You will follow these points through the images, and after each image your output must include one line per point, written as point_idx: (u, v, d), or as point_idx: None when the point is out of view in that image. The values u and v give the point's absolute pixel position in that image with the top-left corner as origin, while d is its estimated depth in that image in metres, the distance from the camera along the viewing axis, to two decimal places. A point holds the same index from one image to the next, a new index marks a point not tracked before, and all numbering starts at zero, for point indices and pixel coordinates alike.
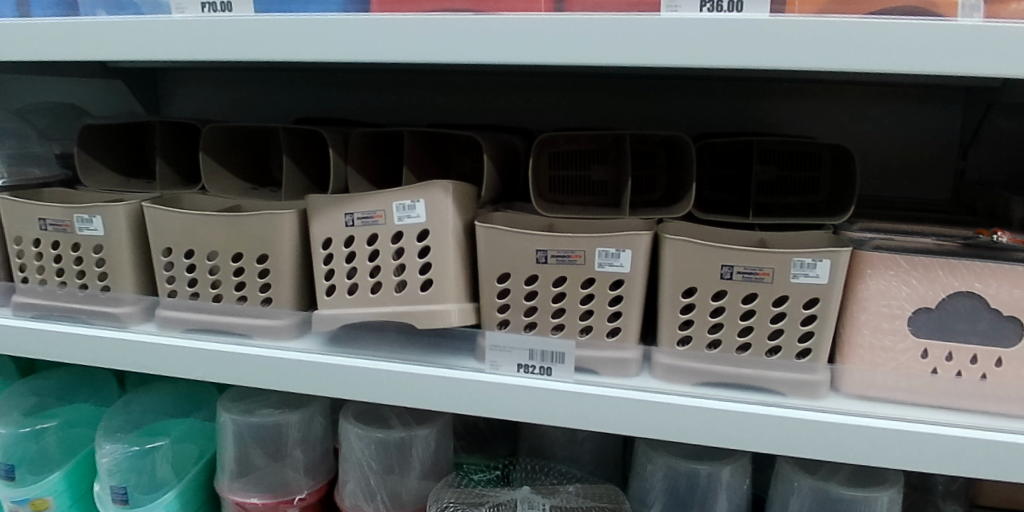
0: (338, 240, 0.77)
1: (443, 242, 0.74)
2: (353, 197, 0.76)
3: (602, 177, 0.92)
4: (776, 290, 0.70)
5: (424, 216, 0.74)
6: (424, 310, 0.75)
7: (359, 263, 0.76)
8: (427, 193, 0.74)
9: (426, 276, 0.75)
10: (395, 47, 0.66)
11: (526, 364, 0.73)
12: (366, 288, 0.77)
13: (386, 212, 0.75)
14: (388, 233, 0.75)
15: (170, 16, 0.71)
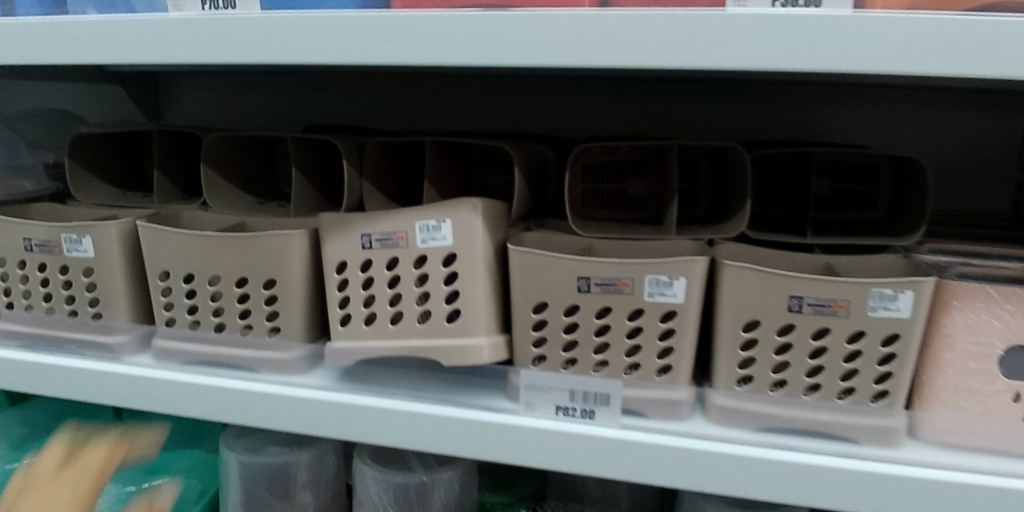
0: (354, 265, 0.69)
1: (471, 267, 0.66)
2: (372, 215, 0.68)
3: (640, 191, 0.84)
4: (851, 325, 0.61)
5: (451, 238, 0.66)
6: (450, 345, 0.67)
7: (378, 290, 0.69)
8: (453, 211, 0.66)
9: (451, 306, 0.67)
10: (420, 50, 0.58)
11: (566, 406, 0.65)
12: (385, 319, 0.69)
13: (408, 233, 0.67)
14: (411, 256, 0.67)
15: (167, 14, 0.64)
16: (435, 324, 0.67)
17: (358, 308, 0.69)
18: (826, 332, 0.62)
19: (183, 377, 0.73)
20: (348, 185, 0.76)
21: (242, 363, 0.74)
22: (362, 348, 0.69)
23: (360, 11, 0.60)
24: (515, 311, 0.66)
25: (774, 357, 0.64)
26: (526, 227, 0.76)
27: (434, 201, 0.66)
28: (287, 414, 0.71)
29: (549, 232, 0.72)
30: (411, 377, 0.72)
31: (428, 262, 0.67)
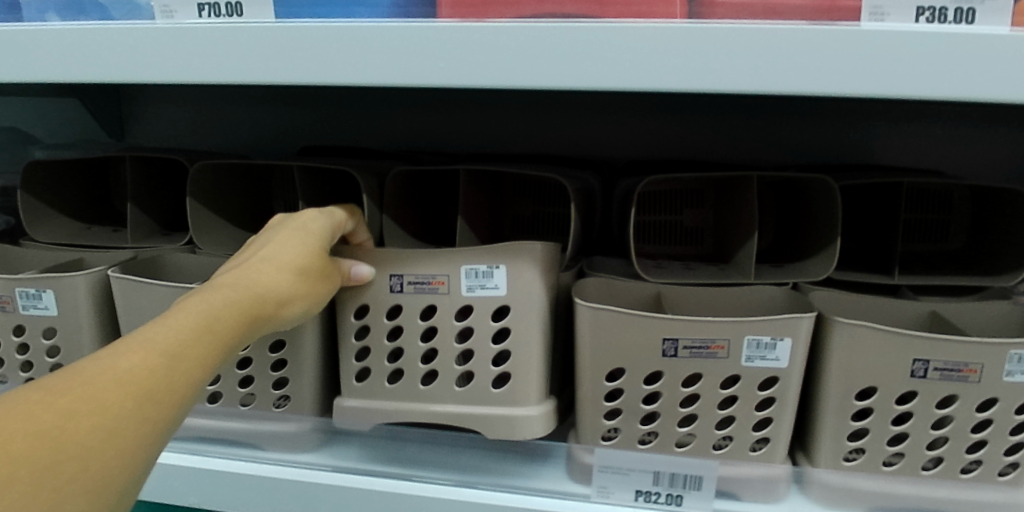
0: (378, 312, 0.58)
1: (524, 324, 0.55)
2: (405, 253, 0.56)
3: (696, 223, 0.75)
4: (983, 391, 0.53)
5: (504, 288, 0.55)
6: (498, 416, 0.57)
7: (408, 343, 0.58)
8: (510, 257, 0.54)
9: (499, 369, 0.56)
10: (482, 69, 0.46)
11: (648, 491, 0.55)
12: (416, 378, 0.59)
13: (451, 279, 0.56)
14: (452, 306, 0.56)
15: (153, 22, 0.51)
16: (478, 388, 0.57)
17: (382, 364, 0.59)
18: (951, 399, 0.54)
19: (172, 457, 0.60)
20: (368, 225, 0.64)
21: (239, 439, 0.63)
22: (389, 411, 0.59)
23: (403, 21, 0.49)
24: (582, 377, 0.56)
25: (891, 428, 0.55)
26: (577, 272, 0.65)
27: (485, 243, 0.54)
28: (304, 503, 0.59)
29: (612, 280, 0.62)
30: (452, 451, 0.61)
31: (473, 313, 0.56)
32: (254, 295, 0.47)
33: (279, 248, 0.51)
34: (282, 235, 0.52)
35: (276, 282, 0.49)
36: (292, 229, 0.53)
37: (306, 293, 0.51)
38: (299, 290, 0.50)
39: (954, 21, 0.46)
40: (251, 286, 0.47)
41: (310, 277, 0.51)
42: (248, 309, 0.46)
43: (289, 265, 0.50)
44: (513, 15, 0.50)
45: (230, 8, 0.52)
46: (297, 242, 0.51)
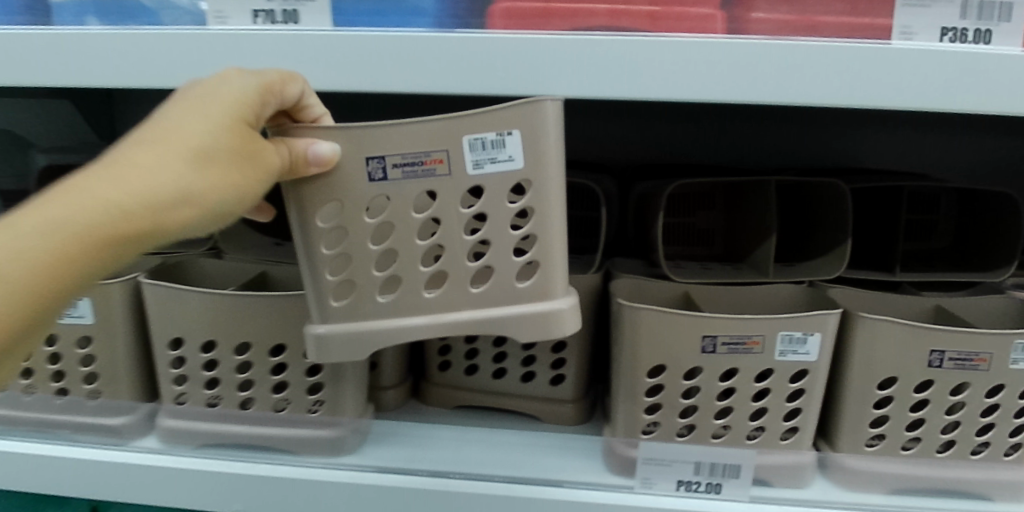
0: (358, 209, 0.49)
1: (544, 197, 0.49)
2: (389, 129, 0.47)
3: (709, 225, 0.77)
4: (992, 379, 0.57)
5: (520, 158, 0.47)
6: (525, 315, 0.50)
7: (400, 242, 0.50)
8: (522, 119, 0.47)
9: (524, 259, 0.50)
10: (545, 83, 0.49)
11: (689, 481, 0.58)
12: (419, 284, 0.51)
13: (451, 155, 0.47)
14: (457, 188, 0.48)
15: (209, 30, 0.51)
16: (501, 286, 0.50)
17: (371, 274, 0.50)
18: (963, 387, 0.58)
19: (213, 466, 0.58)
20: None
21: (274, 444, 0.61)
22: (390, 333, 0.51)
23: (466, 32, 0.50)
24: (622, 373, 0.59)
25: (909, 415, 0.59)
26: (605, 272, 0.66)
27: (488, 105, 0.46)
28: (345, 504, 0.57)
29: (642, 279, 0.64)
30: (493, 448, 0.62)
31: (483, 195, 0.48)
32: (117, 202, 0.40)
33: (159, 137, 0.41)
34: (179, 111, 0.42)
35: (155, 178, 0.40)
36: (190, 105, 0.42)
37: (198, 197, 0.42)
38: (183, 193, 0.41)
39: (974, 42, 0.51)
40: (114, 191, 0.40)
41: (201, 175, 0.42)
42: (107, 223, 0.39)
43: (163, 164, 0.41)
44: (569, 27, 0.52)
45: (286, 15, 0.51)
46: (180, 128, 0.41)
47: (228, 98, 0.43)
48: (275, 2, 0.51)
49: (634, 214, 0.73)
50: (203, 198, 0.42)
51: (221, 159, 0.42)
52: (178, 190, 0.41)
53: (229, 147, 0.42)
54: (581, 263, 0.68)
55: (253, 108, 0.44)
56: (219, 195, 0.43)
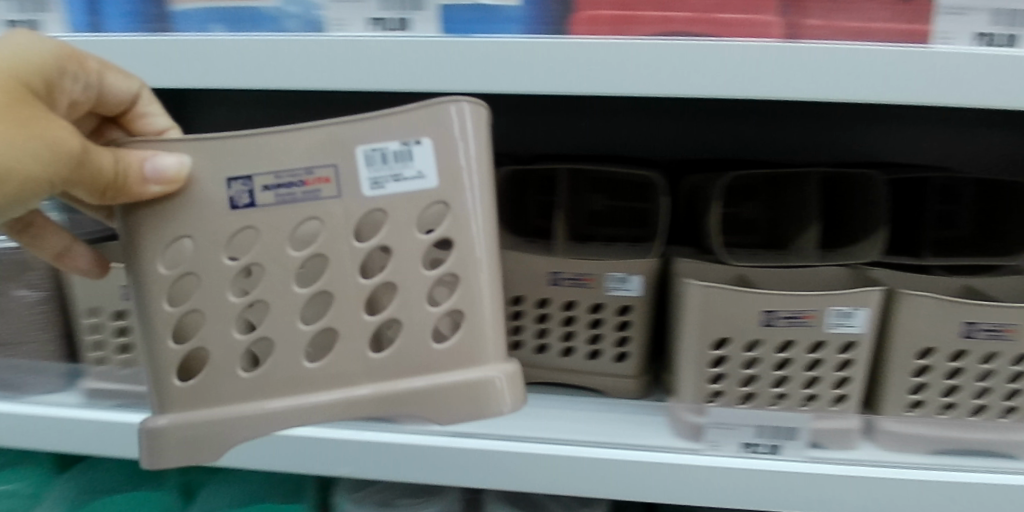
0: (214, 249, 0.47)
1: (464, 221, 0.47)
2: (262, 142, 0.46)
3: (755, 215, 0.82)
4: (1020, 348, 0.64)
5: (430, 174, 0.46)
6: (444, 385, 0.47)
7: (268, 292, 0.48)
8: (433, 130, 0.45)
9: (439, 309, 0.48)
10: (633, 82, 0.55)
11: (752, 442, 0.64)
12: (299, 349, 0.48)
13: (339, 170, 0.45)
14: (348, 210, 0.46)
15: (323, 37, 0.55)
16: (410, 351, 0.48)
17: (230, 334, 0.48)
18: (994, 356, 0.65)
19: (329, 434, 0.63)
20: None
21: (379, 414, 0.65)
22: (254, 415, 0.48)
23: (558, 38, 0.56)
24: (689, 344, 0.65)
25: (946, 381, 0.66)
26: (665, 257, 0.71)
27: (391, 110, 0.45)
28: (446, 466, 0.63)
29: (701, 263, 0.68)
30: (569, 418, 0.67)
31: (385, 221, 0.46)
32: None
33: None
34: None
35: None
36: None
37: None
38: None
39: (1003, 44, 0.58)
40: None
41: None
42: None
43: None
44: (648, 33, 0.58)
45: (399, 22, 0.56)
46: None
47: (22, 60, 0.46)
48: (389, 11, 0.56)
49: (684, 205, 0.78)
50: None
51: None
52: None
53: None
54: (641, 248, 0.72)
55: (34, 77, 0.46)
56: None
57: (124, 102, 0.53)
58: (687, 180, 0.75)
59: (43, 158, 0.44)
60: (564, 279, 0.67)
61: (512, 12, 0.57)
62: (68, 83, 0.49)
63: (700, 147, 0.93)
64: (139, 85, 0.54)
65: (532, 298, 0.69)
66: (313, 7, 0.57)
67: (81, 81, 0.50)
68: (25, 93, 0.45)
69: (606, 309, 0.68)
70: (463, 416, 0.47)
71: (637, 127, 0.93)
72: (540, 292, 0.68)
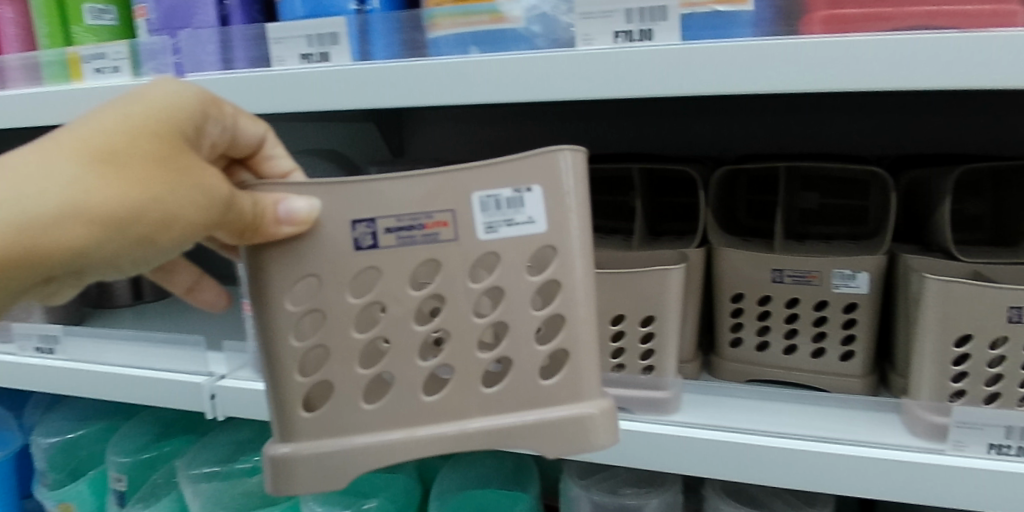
0: (340, 287, 0.44)
1: (571, 268, 0.45)
2: (375, 186, 0.43)
3: (979, 211, 0.78)
4: None
5: (541, 220, 0.44)
6: (556, 421, 0.45)
7: (388, 329, 0.45)
8: (543, 175, 0.43)
9: (547, 349, 0.46)
10: (869, 77, 0.54)
11: (1001, 444, 0.59)
12: (416, 386, 0.46)
13: (457, 216, 0.43)
14: (464, 256, 0.44)
15: (575, 50, 0.60)
16: (523, 388, 0.46)
17: (354, 370, 0.46)
18: None
19: None
20: (704, 217, 0.71)
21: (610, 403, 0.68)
22: (380, 444, 0.45)
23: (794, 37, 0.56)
24: (927, 341, 0.63)
25: None
26: (890, 254, 0.69)
27: (506, 157, 0.43)
28: (677, 457, 0.64)
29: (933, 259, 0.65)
30: (797, 413, 0.67)
31: (498, 264, 0.44)
32: (20, 188, 0.37)
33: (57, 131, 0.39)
34: (135, 109, 0.40)
35: (43, 171, 0.38)
36: (105, 108, 0.40)
37: (99, 200, 0.38)
38: (87, 194, 0.38)
39: None
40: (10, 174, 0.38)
41: (109, 178, 0.38)
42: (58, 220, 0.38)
43: (52, 160, 0.38)
44: (890, 28, 0.56)
45: (642, 33, 0.59)
46: (120, 132, 0.39)
47: (172, 99, 0.42)
48: (634, 23, 0.59)
49: (902, 203, 0.76)
50: (129, 207, 0.39)
51: (150, 167, 0.39)
52: (93, 190, 0.38)
53: (148, 155, 0.39)
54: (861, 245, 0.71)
55: (183, 119, 0.42)
56: (140, 206, 0.39)
57: (254, 146, 0.50)
58: (906, 177, 0.74)
59: (199, 211, 0.41)
60: (787, 276, 0.68)
61: (746, 16, 0.57)
62: (210, 128, 0.45)
63: (908, 143, 0.91)
64: (265, 129, 0.51)
65: (753, 295, 0.70)
66: (562, 27, 0.62)
67: (222, 126, 0.46)
68: (179, 139, 0.41)
69: (830, 307, 0.68)
70: (569, 452, 0.45)
71: (836, 126, 0.93)
72: (762, 289, 0.69)
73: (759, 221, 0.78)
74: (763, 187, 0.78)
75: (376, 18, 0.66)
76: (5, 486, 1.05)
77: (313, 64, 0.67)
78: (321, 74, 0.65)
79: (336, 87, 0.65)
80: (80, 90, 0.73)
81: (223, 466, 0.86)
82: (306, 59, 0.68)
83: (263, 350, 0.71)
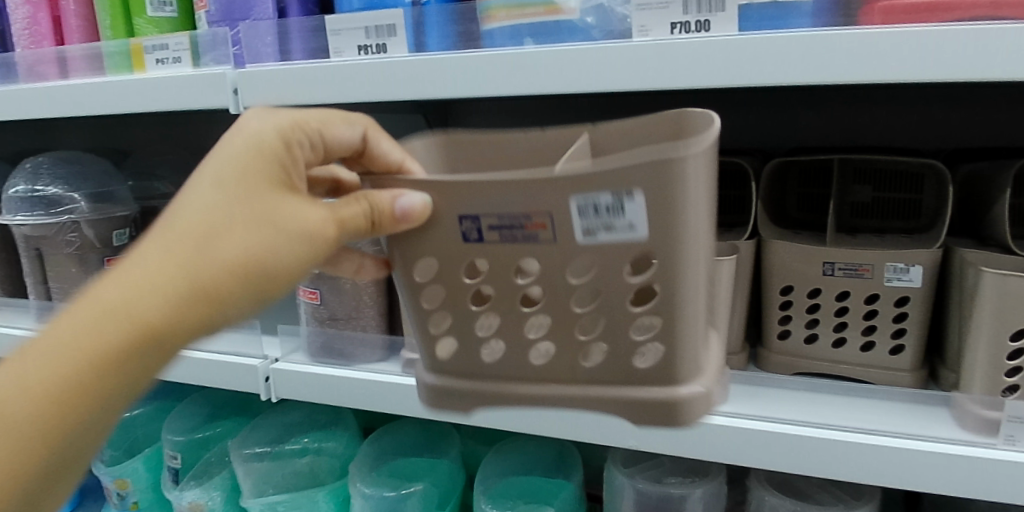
0: (454, 267, 0.46)
1: (673, 270, 0.41)
2: (481, 187, 0.43)
3: None
4: None
5: (643, 229, 0.40)
6: (649, 400, 0.44)
7: (499, 304, 0.46)
8: (653, 184, 0.39)
9: (646, 336, 0.44)
10: (929, 66, 0.53)
11: None
12: (519, 350, 0.47)
13: (555, 220, 0.42)
14: (564, 256, 0.43)
15: (633, 41, 0.60)
16: (614, 367, 0.45)
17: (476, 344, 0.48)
18: None
19: None
20: (754, 210, 0.71)
21: None
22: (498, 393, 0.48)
23: (854, 27, 0.55)
24: (981, 336, 0.61)
25: None
26: (946, 248, 0.69)
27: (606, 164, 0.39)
28: (722, 447, 0.64)
29: (989, 252, 0.64)
30: (844, 405, 0.66)
31: (596, 266, 0.43)
32: (184, 266, 0.46)
33: (187, 209, 0.47)
34: (237, 145, 0.48)
35: (184, 210, 0.47)
36: (216, 175, 0.48)
37: (227, 223, 0.46)
38: (238, 247, 0.47)
39: None
40: (172, 256, 0.46)
41: (230, 203, 0.47)
42: (198, 240, 0.46)
43: (200, 239, 0.47)
44: (952, 19, 0.54)
45: (699, 25, 0.59)
46: (241, 198, 0.47)
47: (259, 132, 0.49)
48: (691, 14, 0.59)
49: (957, 195, 0.76)
50: (268, 255, 0.47)
51: (273, 225, 0.47)
52: (240, 251, 0.47)
53: (271, 213, 0.47)
54: (915, 239, 0.71)
55: (276, 149, 0.48)
56: (258, 225, 0.47)
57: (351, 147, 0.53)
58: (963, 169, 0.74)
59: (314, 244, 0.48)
60: (838, 269, 0.68)
61: (805, 6, 0.57)
62: (298, 149, 0.49)
63: (961, 135, 0.90)
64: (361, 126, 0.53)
65: (803, 287, 0.70)
66: (618, 19, 0.62)
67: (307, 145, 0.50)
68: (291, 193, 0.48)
69: (881, 300, 0.68)
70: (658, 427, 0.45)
71: (887, 118, 0.92)
72: (812, 282, 0.69)
73: (810, 213, 0.79)
74: (815, 180, 0.79)
75: (431, 10, 0.67)
76: None
77: (371, 55, 0.68)
78: (378, 64, 0.66)
79: (393, 77, 0.66)
80: (145, 80, 0.76)
81: (272, 447, 0.92)
82: (365, 50, 0.69)
83: (313, 335, 0.78)
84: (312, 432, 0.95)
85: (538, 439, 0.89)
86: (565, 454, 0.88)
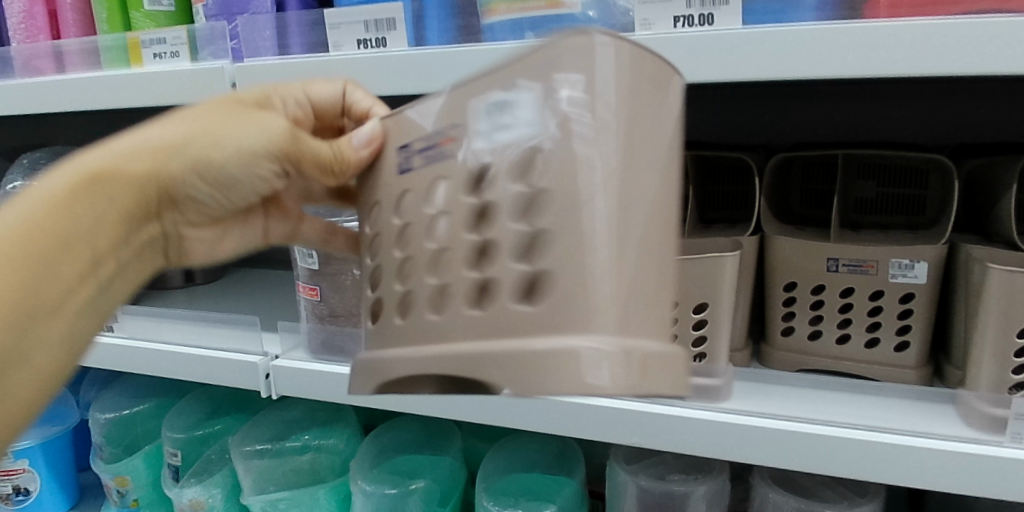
0: (383, 211, 0.46)
1: (563, 170, 0.36)
2: (415, 112, 0.44)
3: None
4: None
5: (534, 112, 0.36)
6: (530, 351, 0.36)
7: (410, 251, 0.43)
8: (552, 58, 0.36)
9: (526, 226, 0.37)
10: (936, 60, 0.52)
11: None
12: (424, 307, 0.42)
13: (460, 129, 0.40)
14: (466, 171, 0.40)
15: (636, 35, 0.59)
16: (496, 313, 0.38)
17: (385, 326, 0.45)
18: None
19: (615, 403, 0.67)
20: (757, 206, 0.71)
21: None
22: (393, 373, 0.43)
23: (862, 20, 0.54)
24: (987, 333, 0.60)
25: None
26: (951, 244, 0.68)
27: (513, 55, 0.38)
28: (728, 448, 0.64)
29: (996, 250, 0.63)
30: (849, 402, 0.65)
31: (491, 177, 0.38)
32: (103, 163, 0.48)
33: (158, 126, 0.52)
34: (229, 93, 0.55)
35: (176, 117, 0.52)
36: None
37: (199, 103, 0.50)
38: (158, 131, 0.48)
39: None
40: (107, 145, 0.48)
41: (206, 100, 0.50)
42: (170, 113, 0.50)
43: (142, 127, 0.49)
44: (959, 11, 0.53)
45: (702, 18, 0.58)
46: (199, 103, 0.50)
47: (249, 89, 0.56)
48: (695, 7, 0.58)
49: (963, 190, 0.76)
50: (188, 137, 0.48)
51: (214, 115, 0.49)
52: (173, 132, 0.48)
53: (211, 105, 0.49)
54: (919, 235, 0.71)
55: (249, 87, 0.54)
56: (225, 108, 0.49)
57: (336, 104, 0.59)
58: (968, 164, 0.74)
59: (256, 139, 0.48)
60: (842, 265, 0.68)
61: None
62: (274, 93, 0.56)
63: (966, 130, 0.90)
64: (343, 83, 0.59)
65: (806, 283, 0.70)
66: (620, 12, 0.61)
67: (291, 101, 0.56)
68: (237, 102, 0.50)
69: (885, 296, 0.67)
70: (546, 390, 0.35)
71: (893, 112, 0.91)
72: (815, 278, 0.69)
73: (813, 209, 0.79)
74: (819, 176, 0.78)
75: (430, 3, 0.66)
76: (72, 454, 1.10)
77: (370, 49, 0.68)
78: (377, 59, 0.66)
79: (393, 73, 0.65)
80: (140, 74, 0.75)
81: (273, 444, 0.91)
82: (363, 44, 0.68)
83: (314, 331, 0.78)
84: (313, 429, 0.94)
85: (541, 437, 0.89)
86: (567, 451, 0.88)
